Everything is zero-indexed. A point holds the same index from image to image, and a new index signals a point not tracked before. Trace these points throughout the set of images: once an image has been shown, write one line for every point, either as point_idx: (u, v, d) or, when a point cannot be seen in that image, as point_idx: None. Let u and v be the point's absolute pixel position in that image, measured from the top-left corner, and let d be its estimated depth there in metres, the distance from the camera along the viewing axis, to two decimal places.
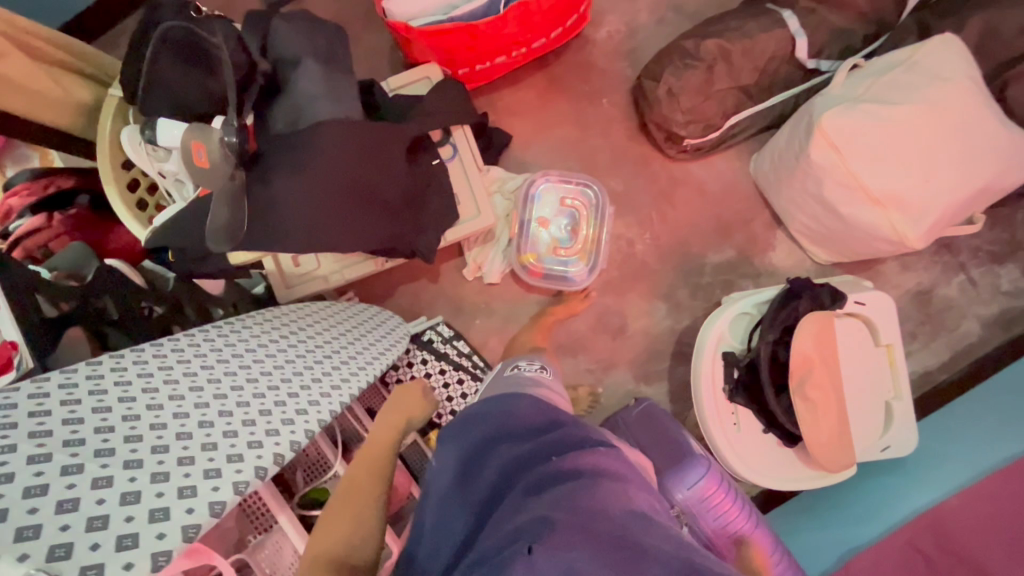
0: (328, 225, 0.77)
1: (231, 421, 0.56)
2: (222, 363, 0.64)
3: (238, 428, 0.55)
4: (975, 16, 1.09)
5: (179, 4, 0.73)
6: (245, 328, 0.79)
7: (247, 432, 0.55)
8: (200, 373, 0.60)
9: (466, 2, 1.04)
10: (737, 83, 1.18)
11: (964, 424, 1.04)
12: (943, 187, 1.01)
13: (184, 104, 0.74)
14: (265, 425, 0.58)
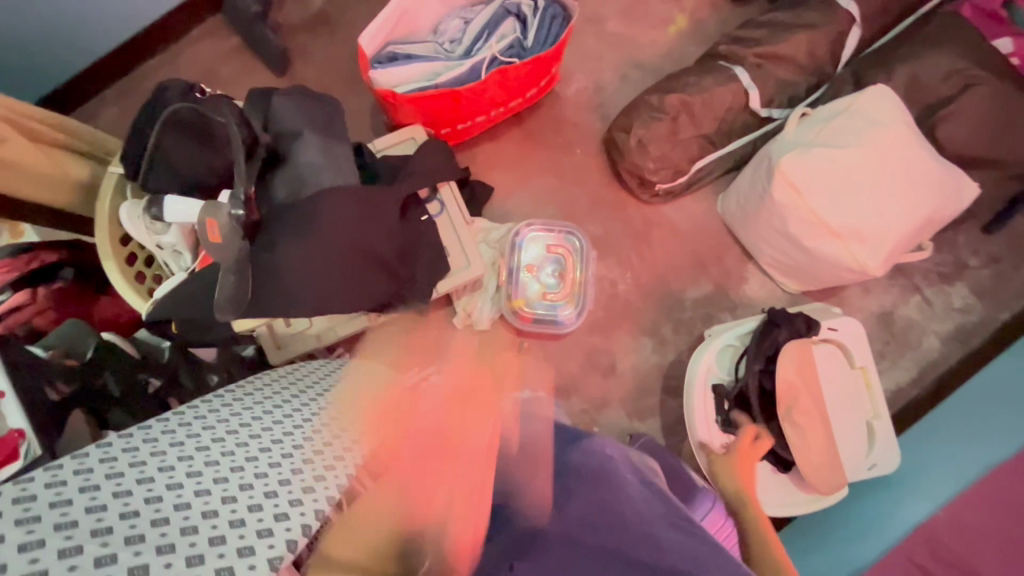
0: (337, 289, 0.79)
1: (254, 493, 0.54)
2: (233, 434, 0.65)
3: (262, 500, 0.54)
4: (901, 67, 1.23)
5: (183, 87, 0.76)
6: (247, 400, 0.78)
7: (271, 503, 0.54)
8: (213, 445, 0.60)
9: (448, 70, 1.11)
10: (700, 132, 1.28)
11: (940, 438, 1.11)
12: (894, 219, 1.11)
13: (188, 179, 0.77)
14: (289, 495, 0.56)
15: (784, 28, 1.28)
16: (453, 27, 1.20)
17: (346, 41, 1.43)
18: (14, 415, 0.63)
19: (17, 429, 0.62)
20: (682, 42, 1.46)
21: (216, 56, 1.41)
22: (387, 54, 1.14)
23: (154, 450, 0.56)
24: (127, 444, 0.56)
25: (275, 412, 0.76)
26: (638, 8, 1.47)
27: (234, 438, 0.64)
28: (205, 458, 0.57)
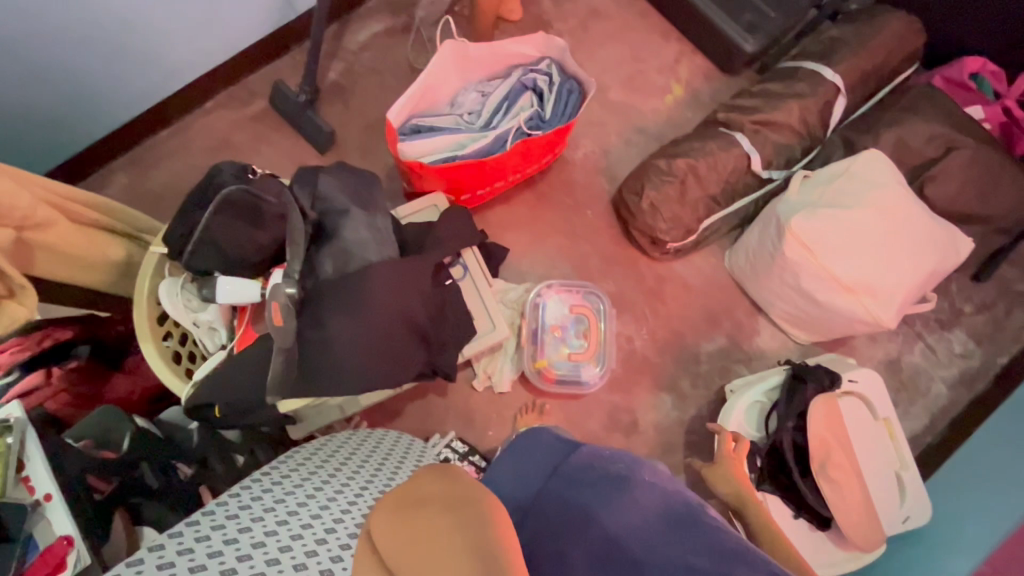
0: (383, 360, 0.79)
1: None
2: (295, 515, 0.69)
3: None
4: (886, 132, 1.33)
5: (236, 169, 0.77)
6: (297, 480, 0.79)
7: None
8: (279, 530, 0.65)
9: (473, 141, 1.17)
10: (707, 192, 1.34)
11: (972, 483, 1.14)
12: (899, 274, 1.17)
13: (236, 258, 0.77)
14: None
15: (776, 98, 1.38)
16: (471, 99, 1.25)
17: (360, 109, 1.47)
18: (65, 521, 0.66)
19: (67, 536, 0.65)
20: (680, 108, 1.55)
21: (231, 125, 1.43)
22: (410, 126, 1.19)
23: (226, 539, 0.61)
24: (198, 532, 0.61)
25: (329, 480, 0.80)
26: (638, 79, 1.57)
27: (298, 520, 0.67)
28: (276, 549, 0.62)
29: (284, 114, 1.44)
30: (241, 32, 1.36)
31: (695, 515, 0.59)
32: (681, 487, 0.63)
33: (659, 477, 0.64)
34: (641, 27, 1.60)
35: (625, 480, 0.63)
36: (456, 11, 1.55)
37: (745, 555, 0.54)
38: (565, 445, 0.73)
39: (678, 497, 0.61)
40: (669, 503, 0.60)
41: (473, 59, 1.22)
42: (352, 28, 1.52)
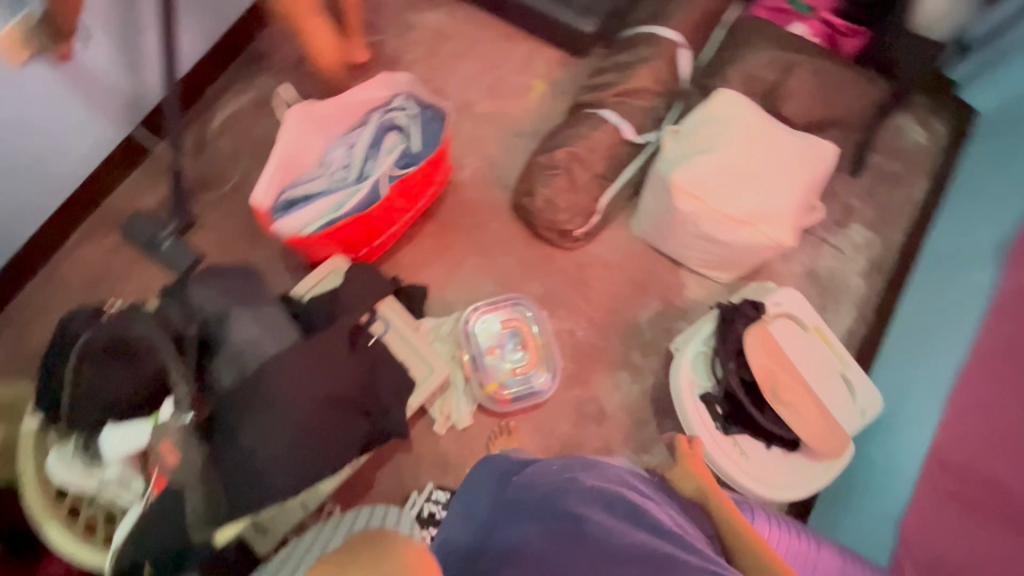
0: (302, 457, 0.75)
1: None
2: None
3: None
4: (732, 70, 1.41)
5: (89, 315, 0.76)
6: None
7: None
8: None
9: (349, 197, 1.15)
10: (595, 173, 1.38)
11: (916, 358, 1.26)
12: (782, 195, 1.24)
13: (117, 401, 0.73)
14: None
15: (627, 68, 1.44)
16: (339, 154, 1.23)
17: (236, 197, 1.42)
18: None
19: None
20: (548, 101, 1.58)
21: (104, 253, 1.34)
22: (284, 200, 1.17)
23: None
24: None
25: None
26: (499, 86, 1.59)
27: None
28: None
29: (134, 242, 1.35)
30: (80, 155, 1.26)
31: (633, 517, 0.58)
32: (624, 488, 0.62)
33: (600, 481, 0.62)
34: (486, 37, 1.62)
35: (567, 494, 0.59)
36: (302, 72, 1.52)
37: (679, 556, 0.54)
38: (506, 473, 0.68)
39: (627, 505, 0.59)
40: (612, 511, 0.58)
41: (327, 116, 1.20)
42: (201, 120, 1.46)
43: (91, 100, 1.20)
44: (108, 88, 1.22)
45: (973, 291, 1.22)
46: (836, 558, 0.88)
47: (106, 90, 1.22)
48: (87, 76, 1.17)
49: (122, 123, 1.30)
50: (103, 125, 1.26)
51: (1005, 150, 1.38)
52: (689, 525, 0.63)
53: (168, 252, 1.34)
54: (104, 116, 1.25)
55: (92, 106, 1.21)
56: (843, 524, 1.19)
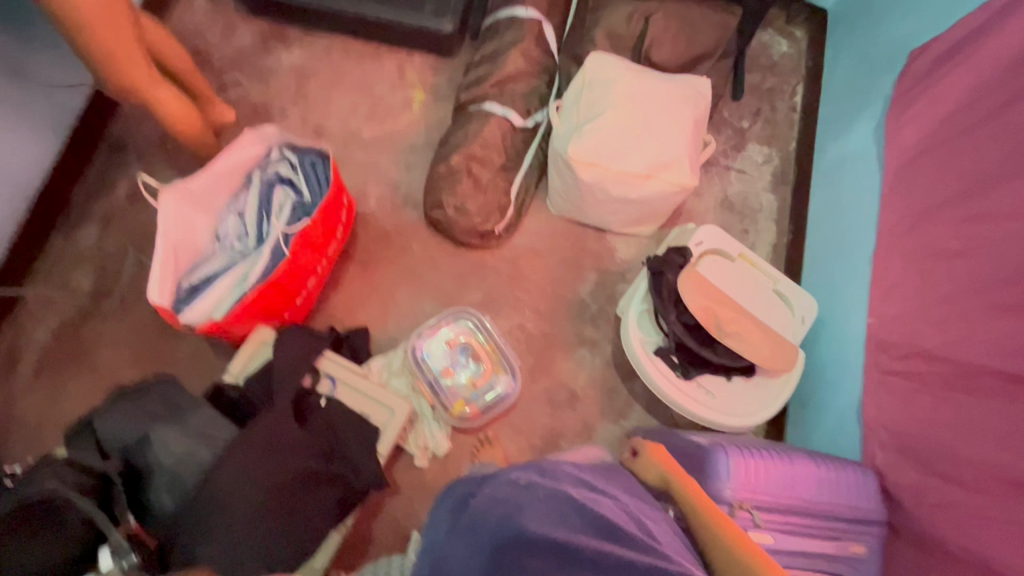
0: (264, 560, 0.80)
1: None
2: None
3: None
4: (597, 33, 1.42)
5: None
6: None
7: None
8: None
9: (253, 266, 1.11)
10: (497, 169, 1.37)
11: (839, 250, 1.33)
12: (673, 140, 1.27)
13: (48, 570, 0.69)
14: None
15: (497, 56, 1.43)
16: (231, 224, 1.17)
17: (140, 299, 1.33)
18: None
19: None
20: (431, 109, 1.56)
21: (13, 400, 1.25)
22: (184, 289, 1.11)
23: None
24: None
25: None
26: (379, 107, 1.55)
27: None
28: None
29: None
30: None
31: (587, 522, 0.58)
32: (575, 490, 0.62)
33: (553, 490, 0.61)
34: (351, 61, 1.57)
35: (521, 505, 0.58)
36: (168, 148, 1.42)
37: (624, 559, 0.54)
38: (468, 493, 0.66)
39: (573, 513, 0.59)
40: (567, 520, 0.58)
41: (203, 191, 1.13)
42: (74, 230, 1.36)
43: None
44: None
45: (867, 178, 1.29)
46: (811, 466, 0.93)
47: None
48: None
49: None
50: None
51: (859, 39, 1.46)
52: (642, 510, 0.65)
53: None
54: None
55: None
56: (821, 424, 1.27)
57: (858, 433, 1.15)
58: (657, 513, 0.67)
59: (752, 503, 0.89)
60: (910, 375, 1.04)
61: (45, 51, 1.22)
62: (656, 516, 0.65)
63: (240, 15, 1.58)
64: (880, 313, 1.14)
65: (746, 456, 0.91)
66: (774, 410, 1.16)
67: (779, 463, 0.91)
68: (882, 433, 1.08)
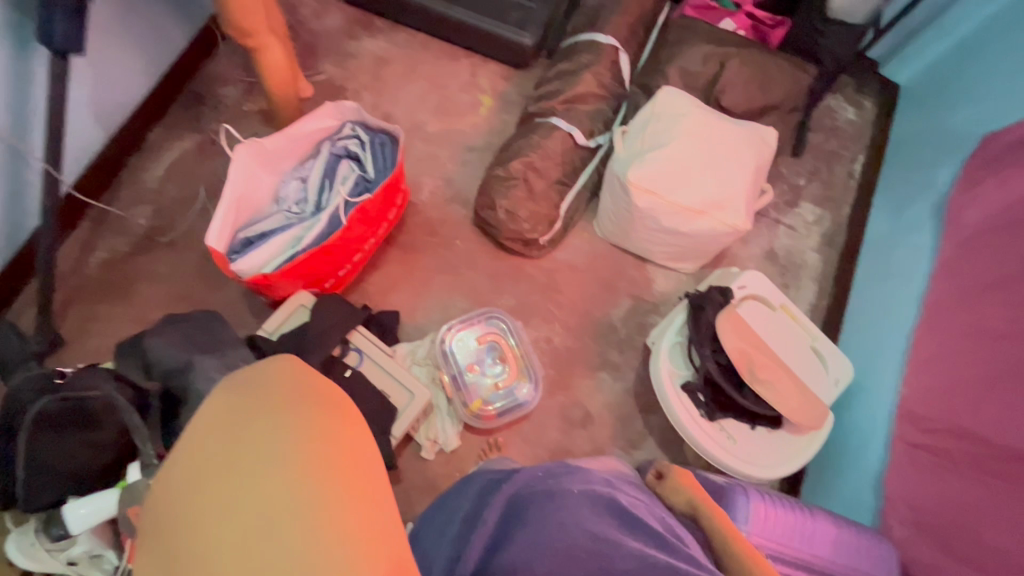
0: None
1: None
2: None
3: None
4: (671, 68, 1.45)
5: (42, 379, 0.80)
6: None
7: None
8: None
9: (308, 230, 1.14)
10: (552, 180, 1.39)
11: (881, 320, 1.31)
12: (734, 182, 1.28)
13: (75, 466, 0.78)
14: None
15: (570, 75, 1.46)
16: (292, 188, 1.22)
17: (188, 244, 1.37)
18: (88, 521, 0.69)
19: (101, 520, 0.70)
20: (497, 115, 1.60)
21: None
22: (239, 241, 1.14)
23: None
24: None
25: None
26: (447, 105, 1.60)
27: None
28: None
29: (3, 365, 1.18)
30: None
31: (625, 523, 0.59)
32: (610, 492, 0.62)
33: (587, 488, 0.61)
34: (428, 58, 1.63)
35: (558, 495, 0.59)
36: (243, 109, 1.48)
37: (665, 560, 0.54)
38: (498, 480, 0.66)
39: (608, 513, 0.59)
40: (602, 517, 0.59)
41: (276, 151, 1.18)
42: (141, 169, 1.41)
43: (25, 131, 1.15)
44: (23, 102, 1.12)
45: (921, 252, 1.27)
46: (831, 526, 0.90)
47: (23, 105, 1.12)
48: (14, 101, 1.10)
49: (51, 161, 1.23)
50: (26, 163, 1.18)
51: (931, 115, 1.45)
52: (674, 524, 0.64)
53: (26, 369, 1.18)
54: (39, 152, 1.19)
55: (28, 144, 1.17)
56: (837, 493, 1.23)
57: (877, 505, 1.12)
58: (690, 538, 0.64)
59: (765, 550, 0.86)
60: (943, 453, 1.00)
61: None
62: (689, 537, 0.63)
63: None
64: (916, 388, 1.11)
65: (763, 501, 0.89)
66: (797, 466, 1.13)
67: (797, 515, 0.89)
68: (904, 508, 1.04)
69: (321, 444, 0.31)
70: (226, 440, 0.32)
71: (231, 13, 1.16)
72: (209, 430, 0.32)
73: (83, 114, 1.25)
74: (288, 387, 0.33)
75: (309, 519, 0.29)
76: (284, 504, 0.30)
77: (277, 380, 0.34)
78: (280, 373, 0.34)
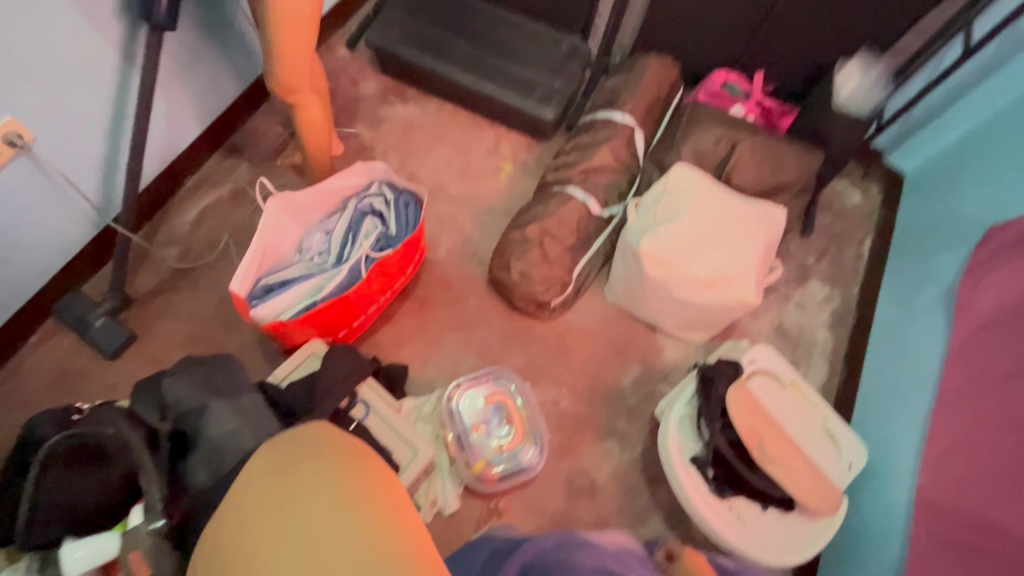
0: None
1: None
2: None
3: None
4: (684, 147, 1.53)
5: (59, 415, 0.81)
6: None
7: None
8: None
9: (329, 280, 1.18)
10: (567, 246, 1.43)
11: (895, 404, 1.29)
12: (744, 258, 1.31)
13: (78, 505, 0.78)
14: None
15: (588, 148, 1.54)
16: (317, 240, 1.27)
17: (210, 287, 1.42)
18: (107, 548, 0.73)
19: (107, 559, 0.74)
20: (517, 181, 1.68)
21: (65, 351, 1.32)
22: (261, 287, 1.18)
23: None
24: None
25: None
26: (470, 169, 1.68)
27: None
28: None
29: (73, 320, 1.31)
30: (89, 185, 1.27)
31: None
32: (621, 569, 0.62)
33: None
34: (455, 125, 1.74)
35: None
36: (277, 163, 1.57)
37: None
38: (508, 552, 0.65)
39: None
40: None
41: (305, 205, 1.23)
42: (176, 213, 1.48)
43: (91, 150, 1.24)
44: (124, 89, 1.23)
45: (933, 337, 1.27)
46: None
47: (123, 87, 1.22)
48: (112, 105, 1.22)
49: (114, 179, 1.32)
50: (107, 173, 1.29)
51: (937, 203, 1.50)
52: None
53: (96, 332, 1.31)
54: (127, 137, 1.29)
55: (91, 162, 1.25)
56: None
57: None
58: None
59: None
60: (965, 550, 0.95)
61: (224, 44, 1.42)
62: None
63: (371, 68, 1.78)
64: (933, 477, 1.08)
65: None
66: (810, 554, 1.09)
67: None
68: None
69: (346, 457, 0.56)
70: (289, 462, 0.56)
71: (277, 72, 1.25)
72: (277, 460, 0.56)
73: (168, 122, 1.39)
74: (325, 436, 0.59)
75: (341, 493, 0.52)
76: (326, 487, 0.52)
77: (318, 434, 0.59)
78: (320, 431, 0.60)
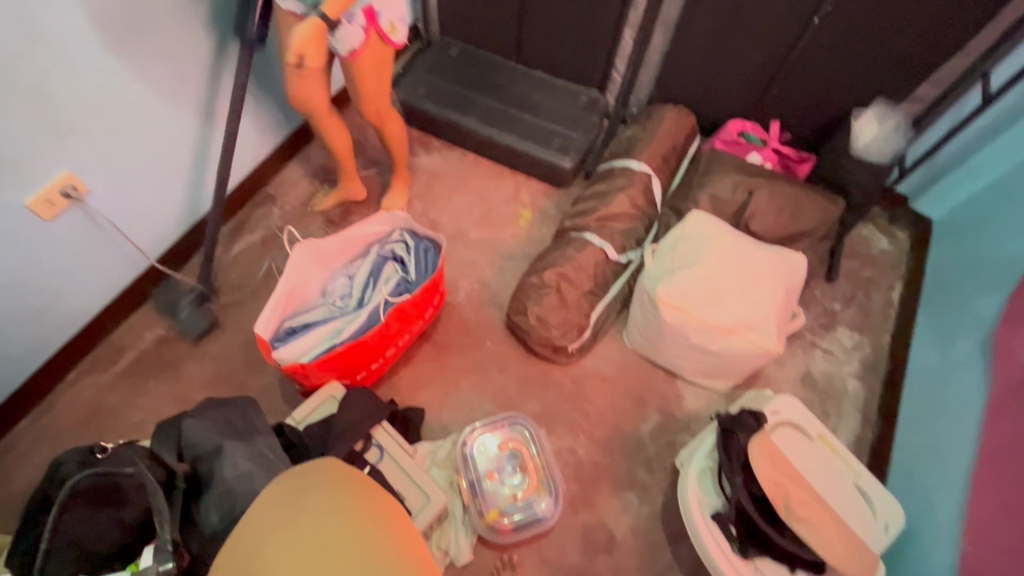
0: None
1: None
2: None
3: None
4: (700, 194, 1.54)
5: (84, 454, 0.85)
6: None
7: None
8: None
9: (348, 323, 1.22)
10: (583, 290, 1.44)
11: (932, 460, 1.22)
12: (764, 303, 1.30)
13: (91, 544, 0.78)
14: None
15: (604, 196, 1.57)
16: (339, 284, 1.31)
17: (238, 329, 1.47)
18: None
19: None
20: (536, 228, 1.71)
21: (100, 389, 1.38)
22: (284, 330, 1.22)
23: None
24: None
25: None
26: (490, 216, 1.73)
27: None
28: None
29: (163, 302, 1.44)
30: (177, 199, 1.43)
31: None
32: None
33: None
34: (476, 174, 1.80)
35: None
36: (307, 211, 1.66)
37: None
38: None
39: None
40: None
41: (329, 251, 1.28)
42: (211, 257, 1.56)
43: (131, 203, 1.32)
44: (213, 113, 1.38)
45: (971, 390, 1.21)
46: None
47: (210, 110, 1.37)
48: (199, 128, 1.37)
49: (200, 190, 1.48)
50: (192, 189, 1.45)
51: (967, 249, 1.46)
52: None
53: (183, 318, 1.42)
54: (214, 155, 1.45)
55: (139, 208, 1.35)
56: None
57: None
58: None
59: None
60: None
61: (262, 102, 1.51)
62: None
63: None
64: (976, 543, 1.00)
65: None
66: None
67: None
68: None
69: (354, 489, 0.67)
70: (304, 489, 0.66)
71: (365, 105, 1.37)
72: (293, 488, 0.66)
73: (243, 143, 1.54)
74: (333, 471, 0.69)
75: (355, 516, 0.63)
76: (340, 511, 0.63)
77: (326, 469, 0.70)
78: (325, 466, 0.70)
